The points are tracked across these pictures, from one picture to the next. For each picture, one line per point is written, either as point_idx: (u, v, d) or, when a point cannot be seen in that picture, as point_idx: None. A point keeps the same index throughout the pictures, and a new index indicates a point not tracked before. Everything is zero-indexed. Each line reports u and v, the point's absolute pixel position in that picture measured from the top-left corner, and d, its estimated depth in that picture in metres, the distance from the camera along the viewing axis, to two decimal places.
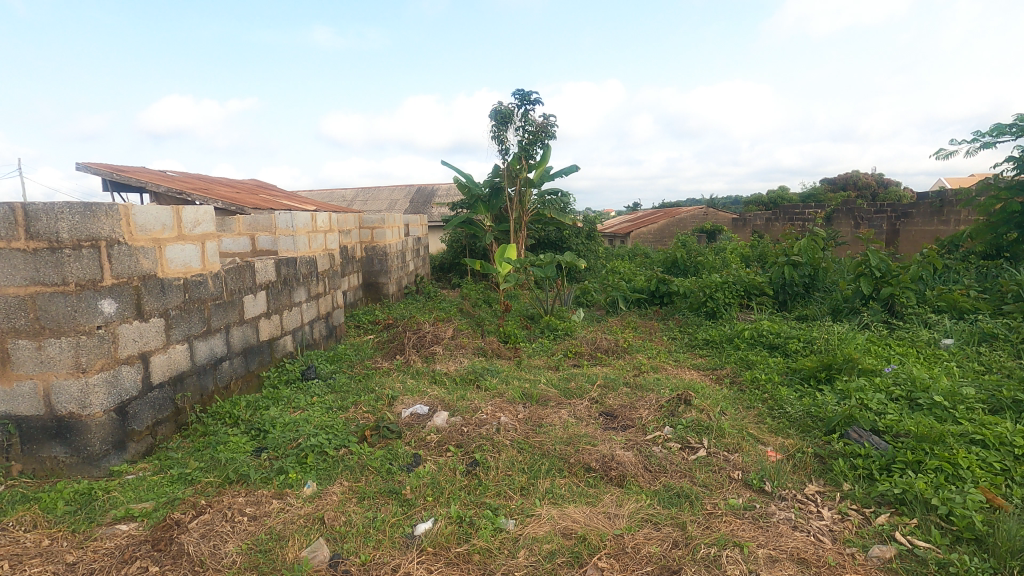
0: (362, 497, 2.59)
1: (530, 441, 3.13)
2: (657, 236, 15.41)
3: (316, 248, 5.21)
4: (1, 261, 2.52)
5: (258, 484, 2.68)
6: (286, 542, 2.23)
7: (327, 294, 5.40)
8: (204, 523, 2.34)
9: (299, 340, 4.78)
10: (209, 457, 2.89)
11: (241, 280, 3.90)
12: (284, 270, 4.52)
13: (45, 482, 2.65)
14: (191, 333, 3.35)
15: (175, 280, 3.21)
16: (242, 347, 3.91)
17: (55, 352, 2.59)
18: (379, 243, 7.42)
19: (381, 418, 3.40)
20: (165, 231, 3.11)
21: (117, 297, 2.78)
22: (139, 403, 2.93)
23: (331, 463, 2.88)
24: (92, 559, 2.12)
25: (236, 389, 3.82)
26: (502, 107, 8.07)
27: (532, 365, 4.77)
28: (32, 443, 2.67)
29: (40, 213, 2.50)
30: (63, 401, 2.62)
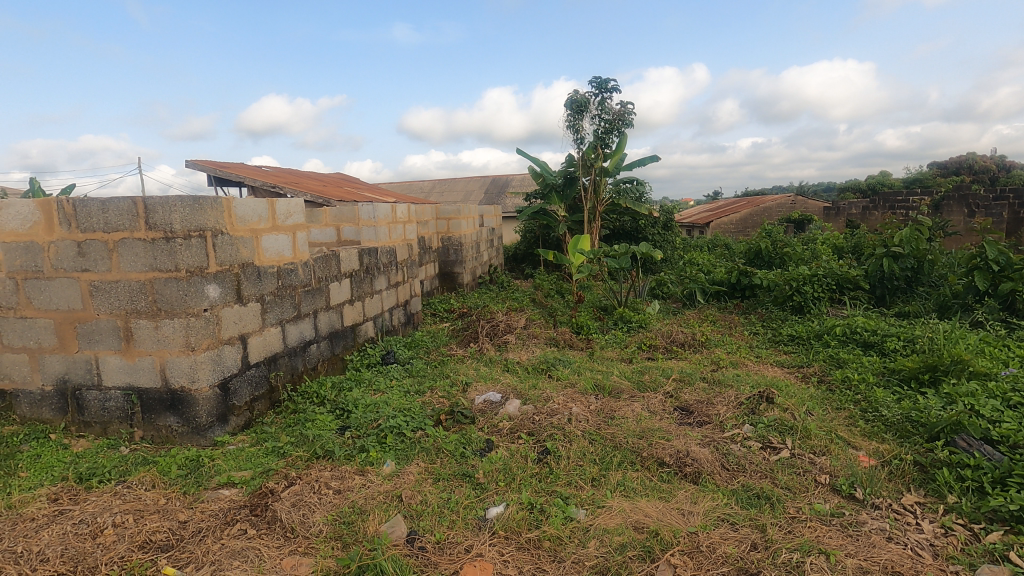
0: (437, 478, 2.69)
1: (601, 432, 3.11)
2: (739, 226, 14.63)
3: (396, 238, 5.41)
4: (125, 250, 2.82)
5: (341, 461, 2.85)
6: (367, 516, 2.36)
7: (405, 282, 5.60)
8: (295, 493, 2.52)
9: (380, 326, 5.00)
10: (299, 433, 3.10)
11: (328, 269, 4.13)
12: (367, 259, 4.74)
13: (161, 448, 2.96)
14: (283, 317, 3.59)
15: (269, 268, 3.45)
16: (329, 332, 4.16)
17: (169, 332, 2.87)
18: (454, 234, 7.60)
19: (456, 403, 3.50)
20: (262, 222, 3.35)
21: (220, 283, 3.04)
22: (239, 380, 3.19)
23: (408, 444, 3.01)
24: (200, 519, 2.34)
25: (323, 371, 4.07)
26: (578, 95, 7.96)
27: (605, 357, 4.72)
28: (150, 412, 2.99)
29: (157, 206, 2.77)
30: (176, 376, 2.91)
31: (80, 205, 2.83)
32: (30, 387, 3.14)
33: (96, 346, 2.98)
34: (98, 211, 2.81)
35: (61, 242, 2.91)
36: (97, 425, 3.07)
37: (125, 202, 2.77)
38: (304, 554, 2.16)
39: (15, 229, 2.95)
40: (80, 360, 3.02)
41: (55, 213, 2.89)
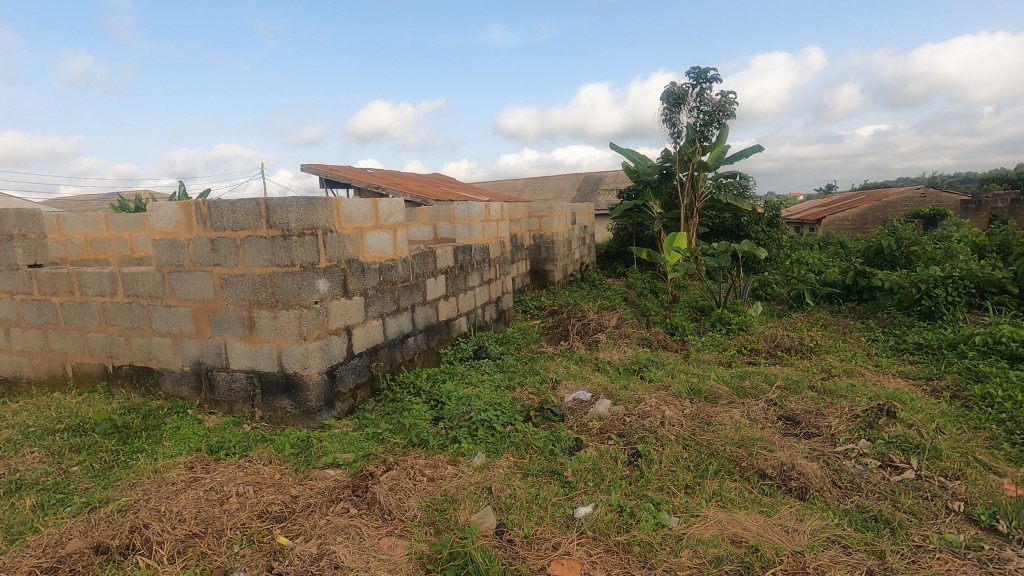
0: (526, 473, 2.71)
1: (697, 438, 2.98)
2: (857, 222, 13.31)
3: (489, 236, 5.53)
4: (251, 246, 3.11)
5: (435, 450, 2.96)
6: (458, 505, 2.43)
7: (498, 279, 5.71)
8: (392, 478, 2.66)
9: (473, 322, 5.14)
10: (396, 421, 3.27)
11: (425, 265, 4.30)
12: (461, 256, 4.88)
13: (276, 428, 3.25)
14: (384, 310, 3.80)
15: (372, 264, 3.66)
16: (425, 325, 4.34)
17: (285, 321, 3.13)
18: (546, 231, 7.62)
19: (545, 400, 3.51)
20: (366, 221, 3.56)
21: (329, 277, 3.27)
22: (344, 368, 3.42)
23: (499, 438, 3.06)
24: (309, 494, 2.54)
25: (419, 362, 4.25)
26: (676, 88, 7.65)
27: (701, 359, 4.52)
28: (269, 394, 3.29)
29: (276, 206, 3.03)
30: (290, 362, 3.18)
31: (214, 206, 3.16)
32: (172, 366, 3.56)
33: (224, 332, 3.32)
34: (228, 212, 3.12)
35: (198, 239, 3.27)
36: (225, 403, 3.42)
37: (249, 203, 3.06)
38: (400, 536, 2.27)
39: (162, 227, 3.36)
40: (212, 345, 3.38)
41: (193, 214, 3.25)
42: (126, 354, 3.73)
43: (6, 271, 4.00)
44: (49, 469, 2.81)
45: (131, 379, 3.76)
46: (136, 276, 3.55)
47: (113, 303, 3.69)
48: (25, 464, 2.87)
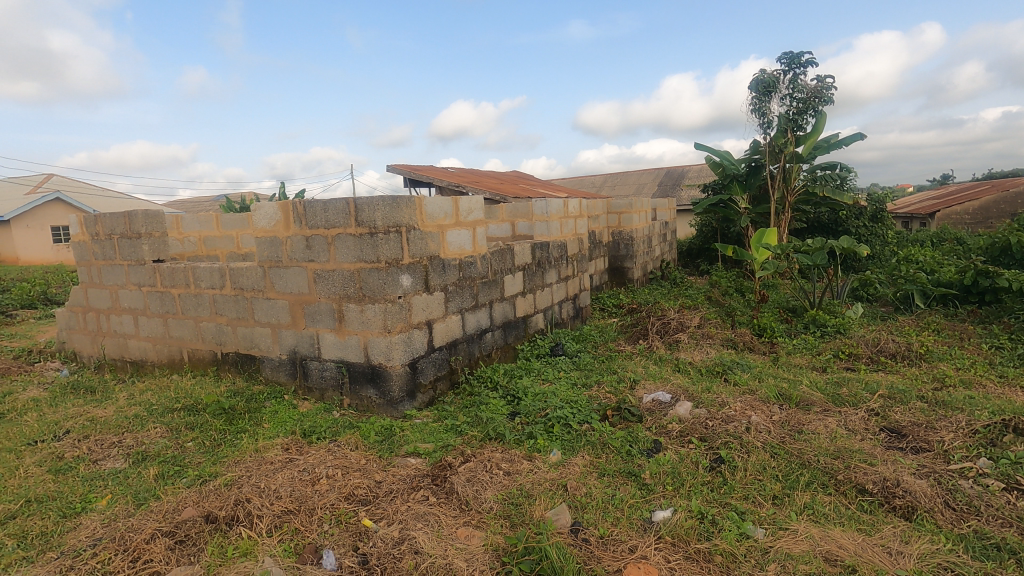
0: (602, 473, 2.68)
1: (786, 447, 2.80)
2: (978, 216, 11.91)
3: (567, 233, 5.50)
4: (341, 243, 3.30)
5: (512, 444, 3.00)
6: (534, 501, 2.45)
7: (575, 276, 5.67)
8: (470, 470, 2.72)
9: (550, 319, 5.14)
10: (474, 414, 3.35)
11: (503, 262, 4.35)
12: (539, 253, 4.90)
13: (362, 415, 3.42)
14: (463, 306, 3.89)
15: (453, 261, 3.76)
16: (502, 321, 4.39)
17: (371, 315, 3.29)
18: (625, 228, 7.46)
19: (623, 399, 3.44)
20: (446, 219, 3.66)
21: (412, 273, 3.40)
22: (425, 361, 3.54)
23: (575, 436, 3.05)
24: (392, 481, 2.66)
25: (496, 358, 4.32)
26: (766, 76, 7.22)
27: (792, 363, 4.24)
28: (356, 383, 3.47)
29: (364, 205, 3.19)
30: (376, 353, 3.33)
31: (308, 206, 3.38)
32: (271, 354, 3.85)
33: (317, 324, 3.54)
34: (321, 211, 3.33)
35: (294, 237, 3.51)
36: (317, 390, 3.65)
37: (340, 202, 3.24)
38: (477, 527, 2.32)
39: (264, 226, 3.64)
40: (306, 335, 3.62)
41: (290, 213, 3.50)
42: (232, 342, 4.08)
43: (136, 265, 4.50)
44: (168, 444, 3.13)
45: (236, 365, 4.11)
46: (241, 271, 3.87)
47: (222, 295, 4.04)
48: (149, 438, 3.22)
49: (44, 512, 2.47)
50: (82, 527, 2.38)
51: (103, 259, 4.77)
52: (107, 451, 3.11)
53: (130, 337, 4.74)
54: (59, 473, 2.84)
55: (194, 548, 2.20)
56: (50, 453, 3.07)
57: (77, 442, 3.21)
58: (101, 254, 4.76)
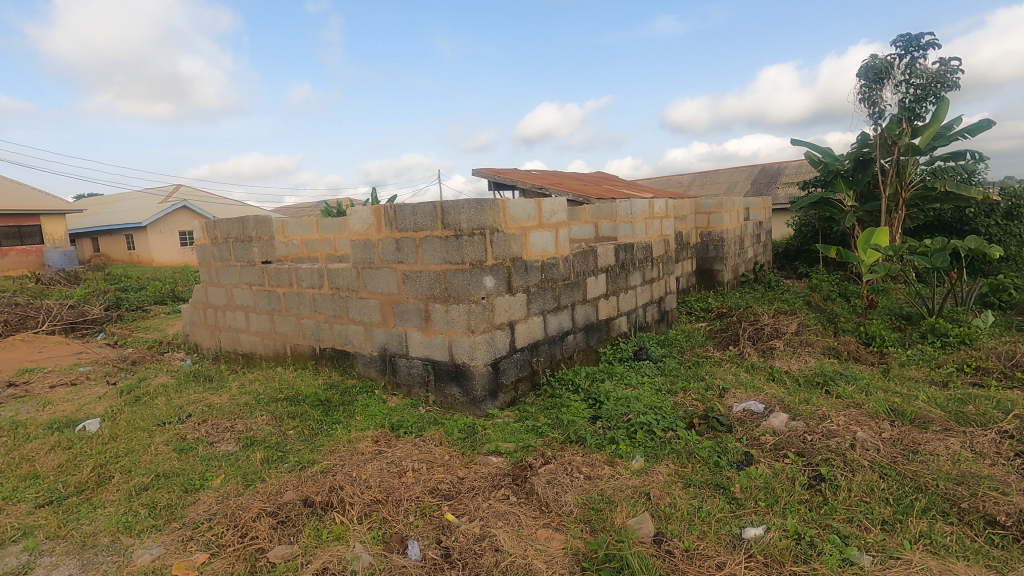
0: (688, 483, 2.58)
1: (898, 468, 2.55)
2: None
3: (652, 234, 5.35)
4: (429, 246, 3.42)
5: (593, 448, 2.96)
6: (615, 508, 2.40)
7: (661, 279, 5.51)
8: (550, 472, 2.72)
9: (633, 322, 5.03)
10: (555, 416, 3.34)
11: (586, 263, 4.31)
12: (623, 254, 4.80)
13: (447, 412, 3.52)
14: (545, 307, 3.90)
15: (536, 262, 3.78)
16: (585, 324, 4.35)
17: (456, 315, 3.39)
18: (715, 228, 7.14)
19: (711, 408, 3.29)
20: (530, 221, 3.69)
21: (496, 275, 3.45)
22: (507, 361, 3.58)
23: (658, 443, 2.95)
24: (474, 478, 2.71)
25: (578, 360, 4.29)
26: (877, 61, 6.61)
27: (905, 376, 3.86)
28: (441, 381, 3.58)
29: (450, 208, 3.29)
30: (460, 353, 3.42)
31: (398, 209, 3.54)
32: (363, 350, 4.07)
33: (405, 323, 3.70)
34: (410, 214, 3.47)
35: (385, 239, 3.68)
36: (404, 387, 3.81)
37: (428, 206, 3.37)
38: (556, 529, 2.32)
39: (358, 229, 3.85)
40: (396, 334, 3.78)
41: (382, 217, 3.68)
42: (329, 338, 4.36)
43: (247, 266, 4.94)
44: (272, 430, 3.40)
45: (332, 360, 4.38)
46: (338, 271, 4.12)
47: (321, 294, 4.33)
48: (256, 424, 3.52)
49: (170, 486, 2.77)
50: (199, 502, 2.64)
51: (220, 261, 5.27)
52: (221, 434, 3.43)
53: (242, 332, 5.20)
54: (182, 452, 3.17)
55: (294, 529, 2.37)
56: (175, 433, 3.43)
57: (197, 425, 3.57)
58: (218, 256, 5.27)
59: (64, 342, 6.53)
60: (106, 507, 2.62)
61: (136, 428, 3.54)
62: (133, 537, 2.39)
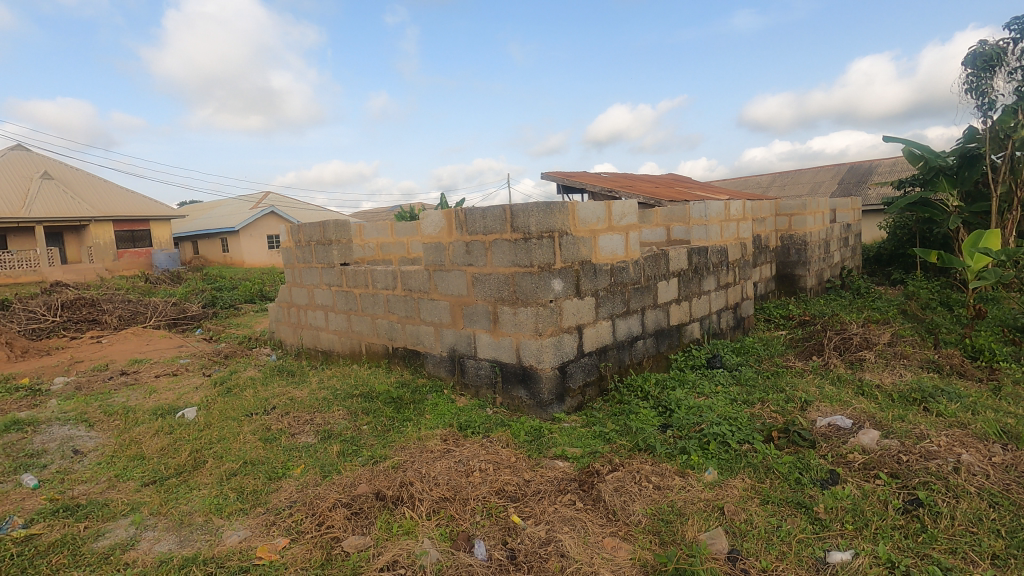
0: (765, 500, 2.44)
1: (1011, 497, 2.29)
2: None
3: (728, 237, 5.13)
4: (498, 249, 3.47)
5: (662, 458, 2.87)
6: (686, 520, 2.31)
7: (737, 284, 5.27)
8: (617, 479, 2.67)
9: (707, 328, 4.85)
10: (623, 423, 3.27)
11: (657, 267, 4.20)
12: (696, 258, 4.64)
13: (514, 415, 3.54)
14: (614, 312, 3.83)
15: (605, 266, 3.73)
16: (655, 329, 4.24)
17: (524, 318, 3.41)
18: (797, 231, 6.74)
19: (791, 421, 3.10)
20: (599, 223, 3.64)
21: (564, 278, 3.43)
22: (575, 365, 3.55)
23: (733, 456, 2.82)
24: (540, 481, 2.71)
25: (648, 367, 4.18)
26: (987, 46, 6.00)
27: (1021, 395, 3.46)
28: (508, 383, 3.61)
29: (520, 211, 3.30)
30: (528, 355, 3.43)
31: (469, 213, 3.61)
32: (433, 351, 4.17)
33: (474, 325, 3.76)
34: (480, 218, 3.53)
35: (456, 242, 3.76)
36: (472, 387, 3.87)
37: (498, 209, 3.41)
38: (624, 539, 2.27)
39: (430, 232, 3.96)
40: (465, 335, 3.85)
41: (453, 220, 3.76)
42: (401, 337, 4.50)
43: (327, 268, 5.20)
44: (348, 425, 3.56)
45: (404, 359, 4.52)
46: (410, 273, 4.25)
47: (394, 295, 4.48)
48: (333, 418, 3.70)
49: (256, 473, 2.96)
50: (281, 489, 2.81)
51: (303, 263, 5.59)
52: (302, 426, 3.63)
53: (321, 330, 5.48)
54: (267, 442, 3.38)
55: (367, 520, 2.46)
56: (261, 424, 3.67)
57: (280, 417, 3.80)
58: (301, 258, 5.58)
59: (168, 336, 7.16)
60: (201, 489, 2.85)
61: (228, 417, 3.81)
62: (223, 519, 2.57)
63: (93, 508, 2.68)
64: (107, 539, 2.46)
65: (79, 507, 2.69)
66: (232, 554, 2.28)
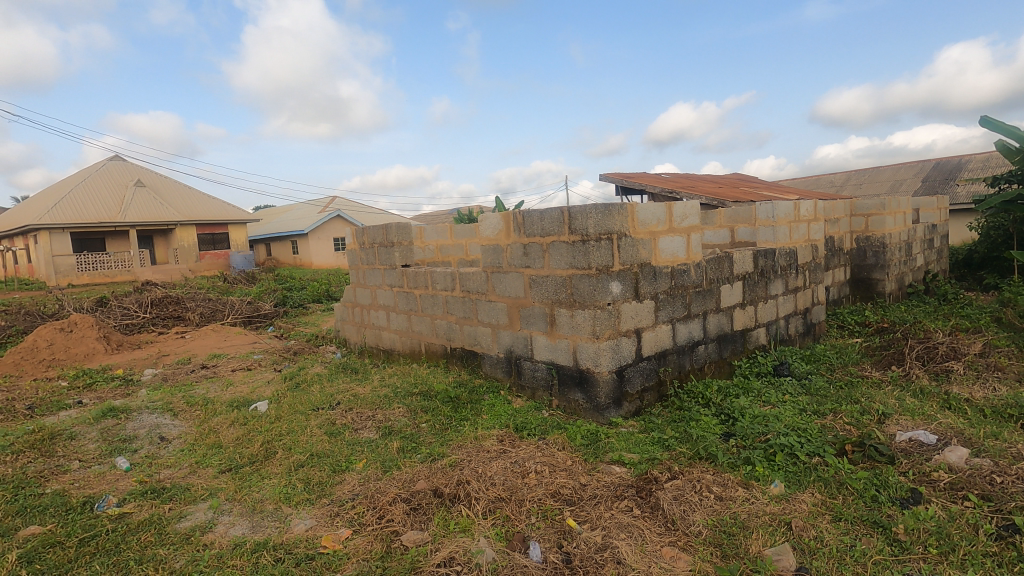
0: (837, 517, 2.31)
1: None
2: None
3: (798, 239, 4.89)
4: (556, 251, 3.47)
5: (725, 468, 2.77)
6: (750, 534, 2.23)
7: (807, 288, 5.01)
8: (677, 488, 2.59)
9: (774, 334, 4.63)
10: (683, 430, 3.18)
11: (721, 270, 4.06)
12: (763, 261, 4.44)
13: (570, 418, 3.52)
14: (674, 315, 3.73)
15: (665, 268, 3.64)
16: (717, 334, 4.10)
17: (581, 320, 3.38)
18: (875, 232, 6.33)
19: (867, 434, 2.91)
20: (659, 225, 3.57)
21: (622, 280, 3.38)
22: (633, 369, 3.49)
23: (802, 469, 2.68)
24: (597, 486, 2.67)
25: (710, 373, 4.04)
26: None
27: None
28: (564, 386, 3.59)
29: (578, 213, 3.29)
30: (585, 358, 3.41)
31: (527, 215, 3.62)
32: (490, 351, 4.21)
33: (531, 327, 3.77)
34: (538, 220, 3.54)
35: (514, 244, 3.79)
36: (529, 389, 3.88)
37: (556, 211, 3.41)
38: (683, 549, 2.20)
39: (488, 235, 4.00)
40: (521, 336, 3.87)
41: (511, 222, 3.78)
42: (459, 338, 4.58)
43: (390, 269, 5.38)
44: (408, 422, 3.65)
45: (462, 359, 4.59)
46: (469, 275, 4.32)
47: (453, 297, 4.57)
48: (394, 415, 3.81)
49: (322, 465, 3.10)
50: (345, 482, 2.92)
51: (367, 264, 5.79)
52: (364, 422, 3.76)
53: (383, 329, 5.66)
54: (332, 435, 3.53)
55: (425, 516, 2.52)
56: (327, 418, 3.84)
57: (344, 412, 3.96)
58: (365, 259, 5.79)
59: (244, 333, 7.62)
60: (271, 478, 3.01)
61: (296, 411, 4.01)
62: (292, 507, 2.71)
63: (176, 492, 2.88)
64: (188, 521, 2.64)
65: (164, 490, 2.91)
66: (299, 542, 2.39)
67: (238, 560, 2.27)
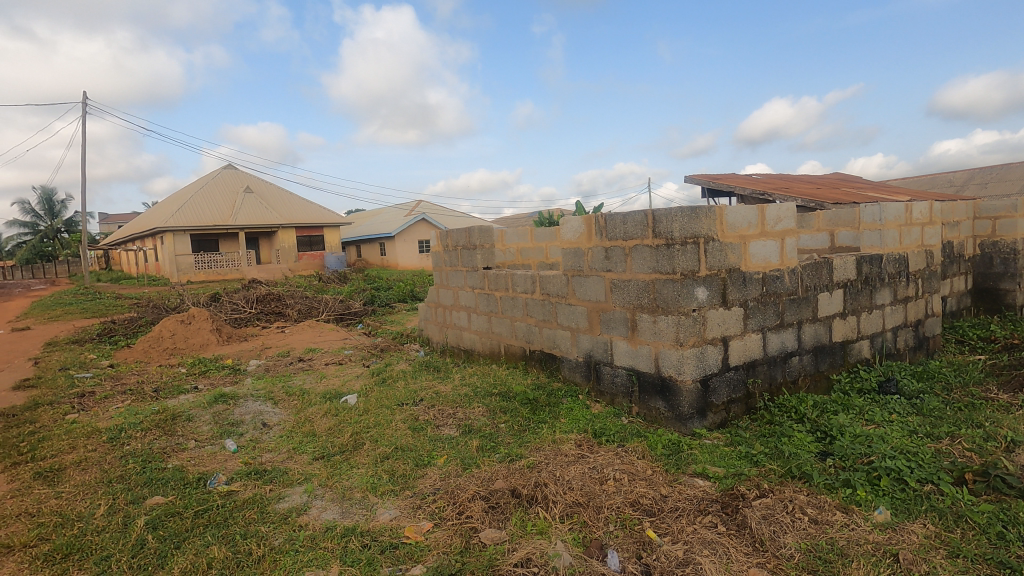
0: (953, 553, 2.08)
1: None
2: None
3: (908, 244, 4.47)
4: (639, 255, 3.40)
5: (821, 489, 2.58)
6: (849, 562, 2.06)
7: (919, 298, 4.56)
8: (767, 506, 2.45)
9: (879, 347, 4.26)
10: (773, 446, 3.00)
11: (818, 277, 3.79)
12: (867, 268, 4.10)
13: (650, 426, 3.44)
14: (765, 324, 3.53)
15: (755, 274, 3.45)
16: (814, 345, 3.83)
17: (664, 326, 3.29)
18: (1004, 237, 5.65)
19: (992, 462, 2.60)
20: (750, 229, 3.40)
21: (709, 286, 3.25)
22: (718, 379, 3.34)
23: (911, 497, 2.45)
24: (678, 498, 2.58)
25: (805, 387, 3.78)
26: None
27: None
28: (645, 393, 3.51)
29: (662, 216, 3.21)
30: (667, 365, 3.31)
31: (609, 218, 3.58)
32: (569, 355, 4.19)
33: (612, 331, 3.72)
34: (620, 223, 3.48)
35: (595, 248, 3.75)
36: (608, 395, 3.83)
37: (639, 214, 3.34)
38: (772, 572, 2.08)
39: (569, 238, 3.99)
40: (601, 341, 3.83)
41: (593, 225, 3.76)
42: (538, 340, 4.60)
43: (472, 271, 5.51)
44: (487, 421, 3.72)
45: (541, 361, 4.61)
46: (549, 278, 4.33)
47: (533, 299, 4.59)
48: (474, 414, 3.89)
49: (405, 459, 3.23)
50: (427, 476, 3.03)
51: (450, 266, 5.96)
52: (445, 419, 3.88)
53: (464, 330, 5.80)
54: (416, 430, 3.67)
55: (503, 515, 2.55)
56: (410, 413, 3.99)
57: (427, 409, 4.10)
58: (448, 261, 5.96)
59: (336, 329, 8.09)
60: (360, 468, 3.17)
61: (382, 405, 4.20)
62: (377, 496, 2.84)
63: (276, 475, 3.12)
64: (286, 503, 2.84)
65: (266, 472, 3.16)
66: (385, 530, 2.51)
67: (329, 543, 2.42)
